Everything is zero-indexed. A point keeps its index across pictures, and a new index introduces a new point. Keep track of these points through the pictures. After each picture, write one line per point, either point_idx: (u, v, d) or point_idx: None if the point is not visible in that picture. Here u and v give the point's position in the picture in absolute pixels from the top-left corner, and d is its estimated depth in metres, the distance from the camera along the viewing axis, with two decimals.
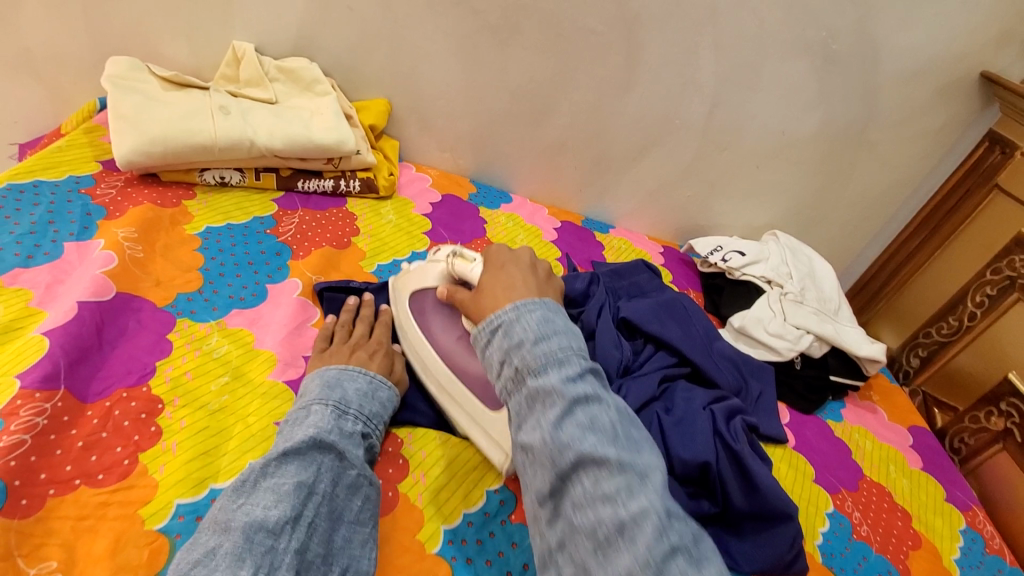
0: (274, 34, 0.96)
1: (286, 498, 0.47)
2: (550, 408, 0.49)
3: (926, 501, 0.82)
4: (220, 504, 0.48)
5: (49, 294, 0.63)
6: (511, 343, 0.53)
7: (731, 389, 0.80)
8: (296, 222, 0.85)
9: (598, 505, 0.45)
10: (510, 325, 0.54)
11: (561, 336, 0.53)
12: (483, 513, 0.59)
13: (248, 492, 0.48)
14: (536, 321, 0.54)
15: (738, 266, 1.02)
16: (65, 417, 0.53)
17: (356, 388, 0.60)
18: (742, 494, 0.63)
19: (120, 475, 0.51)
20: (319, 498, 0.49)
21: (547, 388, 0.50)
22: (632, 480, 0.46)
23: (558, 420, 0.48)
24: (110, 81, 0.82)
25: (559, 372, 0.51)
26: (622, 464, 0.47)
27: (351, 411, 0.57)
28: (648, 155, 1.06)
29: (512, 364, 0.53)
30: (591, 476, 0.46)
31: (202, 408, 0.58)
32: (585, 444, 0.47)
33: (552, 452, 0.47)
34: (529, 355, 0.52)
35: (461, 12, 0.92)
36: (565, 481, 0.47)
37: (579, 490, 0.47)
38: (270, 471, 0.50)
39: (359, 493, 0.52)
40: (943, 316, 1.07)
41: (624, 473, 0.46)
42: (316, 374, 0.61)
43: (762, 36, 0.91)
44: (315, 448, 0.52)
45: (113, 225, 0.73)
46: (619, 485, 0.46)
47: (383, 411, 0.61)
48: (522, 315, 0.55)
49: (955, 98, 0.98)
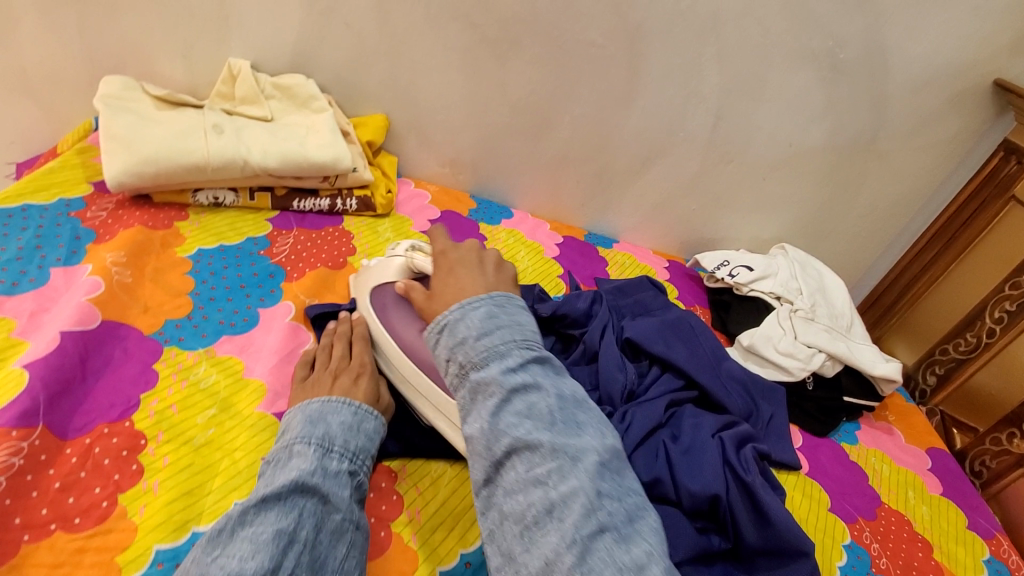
0: (270, 50, 0.94)
1: (263, 548, 0.44)
2: (489, 398, 0.49)
3: (949, 530, 0.78)
4: (193, 556, 0.45)
5: (33, 323, 0.61)
6: (456, 340, 0.53)
7: (741, 413, 0.77)
8: (290, 242, 0.84)
9: (529, 489, 0.46)
10: (455, 324, 0.54)
11: (505, 329, 0.53)
12: (481, 553, 0.56)
13: (224, 542, 0.45)
14: (480, 318, 0.54)
15: (746, 282, 0.98)
16: (43, 456, 0.51)
17: (340, 422, 0.57)
18: (755, 528, 0.60)
19: (98, 518, 0.49)
20: (300, 547, 0.46)
21: (486, 379, 0.50)
22: (564, 463, 0.46)
23: (495, 410, 0.48)
24: (102, 102, 0.80)
25: (499, 363, 0.51)
26: (556, 448, 0.47)
27: (336, 448, 0.54)
28: (652, 168, 1.04)
29: (455, 357, 0.52)
30: (525, 462, 0.47)
31: (186, 444, 0.56)
32: (521, 431, 0.48)
33: (489, 442, 0.48)
34: (470, 347, 0.52)
35: (458, 26, 0.90)
36: (499, 466, 0.48)
37: (512, 474, 0.47)
38: (249, 518, 0.46)
39: (343, 539, 0.49)
40: (959, 332, 1.03)
41: (558, 458, 0.46)
42: (299, 409, 0.58)
43: (767, 47, 0.88)
44: (297, 492, 0.49)
45: (102, 250, 0.71)
46: (550, 467, 0.46)
47: (370, 445, 0.57)
48: (467, 313, 0.54)
49: (968, 108, 0.95)
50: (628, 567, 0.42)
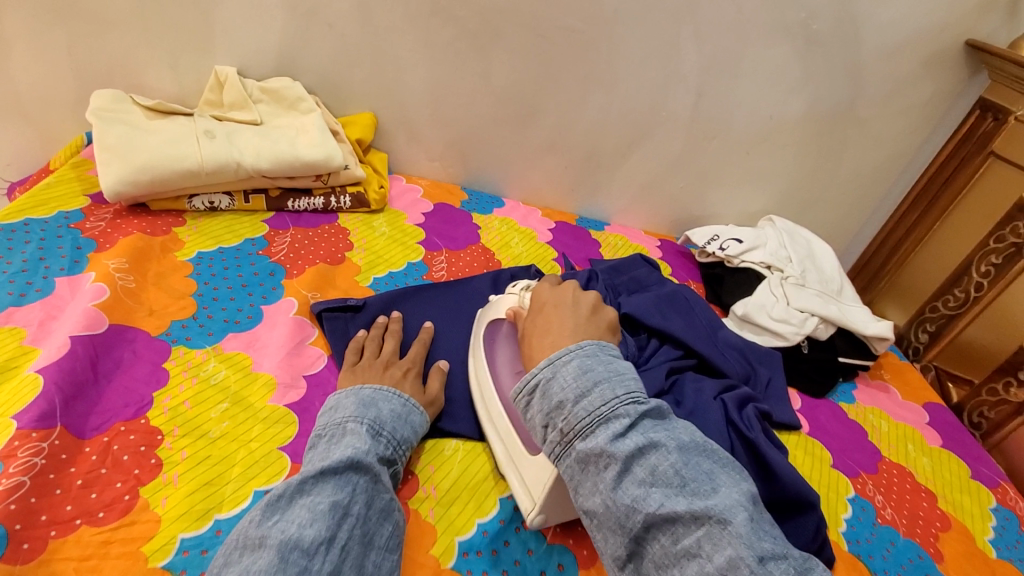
0: (256, 56, 0.96)
1: (322, 518, 0.46)
2: (606, 469, 0.47)
3: (950, 479, 0.80)
4: (250, 517, 0.46)
5: (42, 331, 0.62)
6: (552, 406, 0.51)
7: (740, 377, 0.79)
8: (288, 241, 0.85)
9: (682, 562, 0.43)
10: (546, 384, 0.52)
11: (603, 386, 0.50)
12: (497, 522, 0.58)
13: (283, 508, 0.46)
14: (574, 377, 0.51)
15: (736, 254, 1.00)
16: (63, 455, 0.52)
17: (390, 409, 0.59)
18: (760, 483, 0.62)
19: (121, 511, 0.50)
20: (353, 520, 0.47)
21: (596, 449, 0.48)
22: (711, 528, 0.43)
23: (617, 482, 0.46)
24: (95, 114, 0.81)
25: (607, 431, 0.48)
26: (695, 514, 0.44)
27: (385, 432, 0.56)
28: (638, 150, 1.06)
29: (555, 424, 0.51)
30: (667, 533, 0.44)
31: (203, 437, 0.57)
32: (653, 502, 0.45)
33: (620, 518, 0.45)
34: (571, 413, 0.50)
35: (440, 21, 0.92)
36: (639, 542, 0.45)
37: (657, 548, 0.44)
38: (307, 488, 0.48)
39: (390, 518, 0.50)
40: (948, 289, 1.06)
41: (701, 523, 0.43)
42: (351, 392, 0.60)
43: (742, 22, 0.90)
44: (352, 469, 0.50)
45: (104, 258, 0.72)
46: (699, 536, 0.43)
47: (414, 437, 0.59)
48: (558, 370, 0.53)
49: (941, 70, 0.97)
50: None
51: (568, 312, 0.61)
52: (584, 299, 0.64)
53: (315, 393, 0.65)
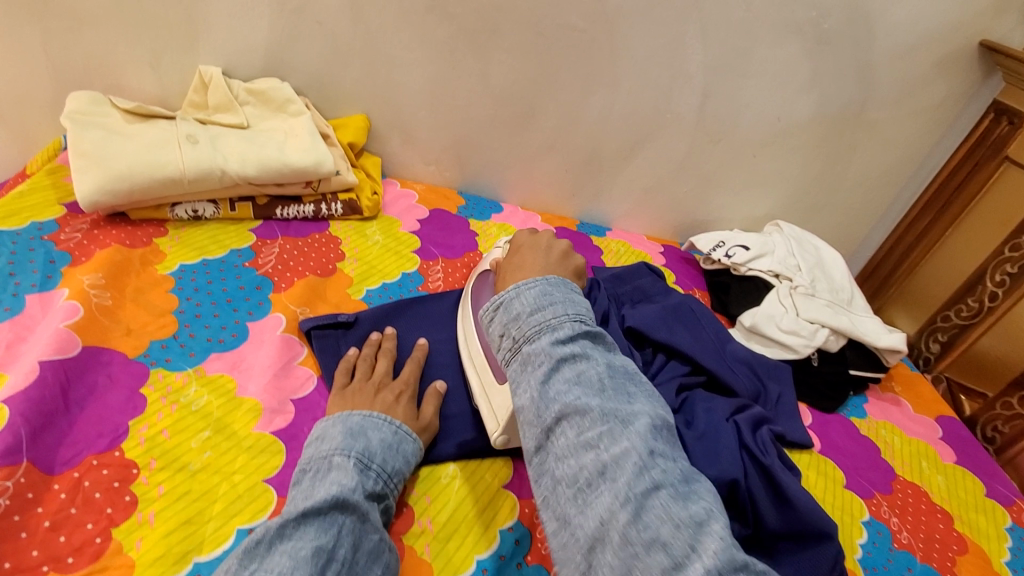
0: (242, 55, 0.91)
1: (303, 566, 0.42)
2: (538, 368, 0.49)
3: (966, 498, 0.78)
4: (225, 567, 0.42)
5: (10, 354, 0.58)
6: (509, 317, 0.54)
7: (749, 394, 0.76)
8: (276, 251, 0.81)
9: (580, 452, 0.45)
10: (509, 301, 0.54)
11: (558, 306, 0.53)
12: (498, 557, 0.55)
13: (261, 556, 0.43)
14: (534, 296, 0.54)
15: (743, 261, 0.97)
16: (29, 494, 0.48)
17: (381, 438, 0.55)
18: (776, 513, 0.59)
19: (92, 556, 0.46)
20: (338, 566, 0.44)
21: (537, 351, 0.50)
22: (614, 426, 0.45)
23: (545, 378, 0.48)
24: (69, 118, 0.77)
25: (549, 337, 0.51)
26: (605, 412, 0.46)
27: (374, 466, 0.52)
28: (641, 153, 1.02)
29: (509, 332, 0.53)
30: (575, 427, 0.46)
31: (182, 470, 0.53)
32: (570, 397, 0.47)
33: (538, 409, 0.47)
34: (524, 322, 0.52)
35: (435, 18, 0.87)
36: (550, 434, 0.47)
37: (563, 440, 0.46)
38: (288, 532, 0.45)
39: (379, 560, 0.47)
40: (960, 298, 1.03)
41: (607, 421, 0.45)
42: (339, 420, 0.56)
43: (751, 21, 0.87)
44: (337, 509, 0.47)
45: (78, 272, 0.68)
46: (602, 430, 0.45)
47: (407, 467, 0.56)
48: (522, 291, 0.55)
49: (955, 71, 0.94)
50: (684, 522, 0.40)
51: (541, 254, 0.63)
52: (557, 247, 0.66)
53: (304, 418, 0.61)
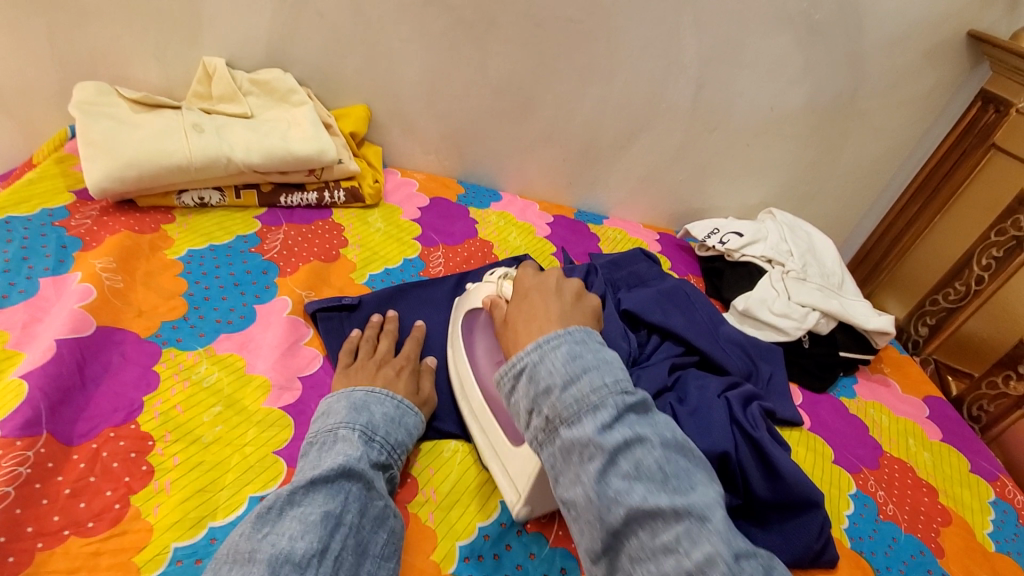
0: (245, 46, 0.93)
1: (313, 529, 0.45)
2: (589, 460, 0.43)
3: (951, 474, 0.80)
4: (240, 531, 0.45)
5: (27, 334, 0.60)
6: (538, 390, 0.47)
7: (741, 373, 0.78)
8: (281, 238, 0.83)
9: (659, 557, 0.40)
10: (535, 368, 0.48)
11: (592, 373, 0.46)
12: (499, 525, 0.57)
13: (273, 520, 0.45)
14: (562, 360, 0.47)
15: (737, 248, 0.99)
16: (49, 464, 0.50)
17: (383, 412, 0.57)
18: (765, 483, 0.61)
19: (112, 521, 0.48)
20: (346, 530, 0.47)
21: (583, 439, 0.44)
22: (692, 525, 0.40)
23: (601, 474, 0.42)
24: (78, 108, 0.79)
25: (593, 419, 0.44)
26: (677, 510, 0.41)
27: (378, 437, 0.54)
28: (637, 141, 1.04)
29: (541, 411, 0.46)
30: (647, 528, 0.41)
31: (196, 442, 0.55)
32: (635, 496, 0.42)
33: (600, 510, 0.42)
34: (558, 400, 0.45)
35: (434, 10, 0.89)
36: (618, 536, 0.42)
37: (636, 542, 0.41)
38: (297, 498, 0.47)
39: (384, 525, 0.49)
40: (949, 282, 1.06)
41: (682, 519, 0.41)
42: (343, 395, 0.58)
43: (743, 11, 0.88)
44: (343, 477, 0.49)
45: (90, 257, 0.70)
46: (678, 532, 0.40)
47: (409, 439, 0.58)
48: (545, 353, 0.48)
49: (943, 60, 0.96)
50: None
51: (553, 298, 0.56)
52: (569, 286, 0.59)
53: (311, 395, 0.63)
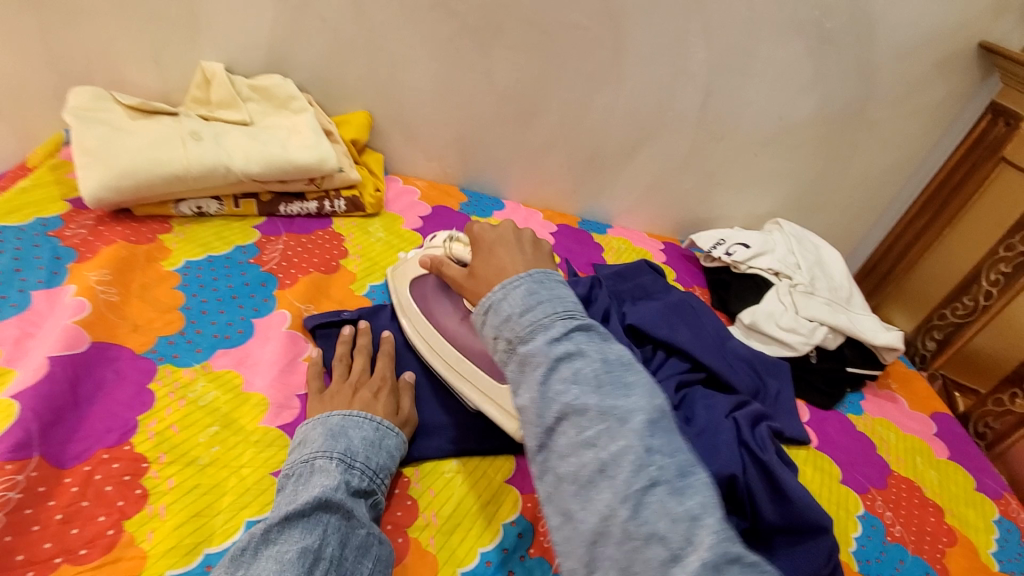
0: (245, 51, 0.91)
1: (290, 567, 0.42)
2: (532, 367, 0.44)
3: (957, 492, 0.79)
4: None
5: (19, 349, 0.59)
6: (500, 319, 0.47)
7: (749, 391, 0.77)
8: (280, 248, 0.81)
9: (580, 451, 0.40)
10: (497, 302, 0.48)
11: (549, 302, 0.47)
12: (501, 550, 0.56)
13: (248, 562, 0.43)
14: (521, 294, 0.47)
15: (744, 259, 0.98)
16: (41, 488, 0.49)
17: (362, 437, 0.55)
18: (773, 507, 0.60)
19: (104, 548, 0.47)
20: (327, 564, 0.44)
21: (531, 351, 0.44)
22: (614, 425, 0.40)
23: (540, 379, 0.43)
24: (73, 114, 0.77)
25: (542, 333, 0.45)
26: (604, 411, 0.41)
27: (358, 464, 0.52)
28: (643, 150, 1.02)
29: (499, 333, 0.47)
30: (574, 426, 0.41)
31: (191, 464, 0.54)
32: (569, 396, 0.42)
33: (538, 409, 0.42)
34: (515, 322, 0.46)
35: (438, 16, 0.88)
36: (550, 434, 0.42)
37: (563, 439, 0.41)
38: (272, 537, 0.45)
39: (369, 554, 0.47)
40: (956, 297, 1.04)
41: (607, 419, 0.41)
42: (319, 422, 0.56)
43: (753, 20, 0.87)
44: (320, 509, 0.47)
45: (85, 269, 0.68)
46: (600, 429, 0.40)
47: (391, 462, 0.56)
48: (509, 290, 0.48)
49: (954, 71, 0.94)
50: (685, 519, 0.37)
51: (515, 249, 0.55)
52: (528, 233, 0.59)
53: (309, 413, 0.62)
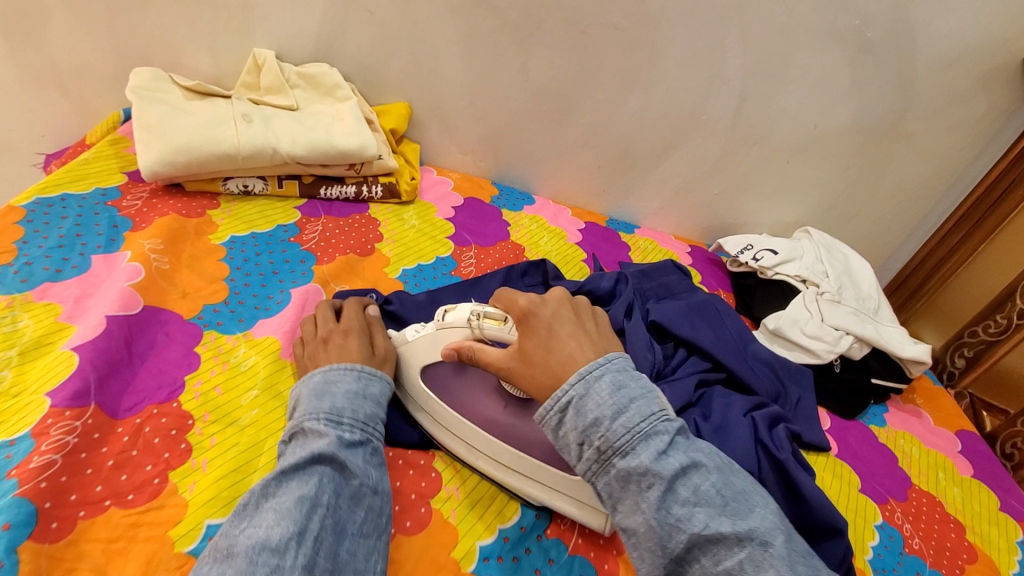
0: (294, 39, 0.95)
1: (288, 514, 0.44)
2: (649, 490, 0.45)
3: (979, 511, 0.78)
4: (221, 532, 0.45)
5: (78, 307, 0.63)
6: (587, 423, 0.47)
7: (769, 394, 0.77)
8: (319, 229, 0.85)
9: None
10: (580, 402, 0.48)
11: (639, 402, 0.48)
12: (519, 528, 0.57)
13: (250, 516, 0.45)
14: (609, 393, 0.48)
15: (771, 265, 0.98)
16: (95, 435, 0.52)
17: (345, 390, 0.56)
18: (786, 505, 0.61)
19: (151, 495, 0.50)
20: (324, 510, 0.46)
21: (641, 469, 0.45)
22: (754, 551, 0.42)
23: (662, 504, 0.44)
24: (135, 92, 0.82)
25: (648, 449, 0.46)
26: (739, 536, 0.43)
27: (346, 418, 0.53)
28: (674, 152, 1.03)
29: (592, 444, 0.47)
30: (709, 554, 0.43)
31: (232, 423, 0.57)
32: (696, 522, 0.44)
33: (662, 538, 0.44)
34: (610, 432, 0.46)
35: (480, 12, 0.90)
36: (680, 560, 0.44)
37: (699, 567, 0.44)
38: (271, 491, 0.47)
39: (361, 503, 0.49)
40: (988, 314, 1.03)
41: (743, 544, 0.43)
42: (303, 385, 0.57)
43: (793, 27, 0.87)
44: (313, 462, 0.48)
45: (139, 237, 0.72)
46: (740, 558, 0.42)
47: (378, 411, 0.57)
48: (591, 388, 0.48)
49: (997, 86, 0.93)
50: None
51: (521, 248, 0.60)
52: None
53: None
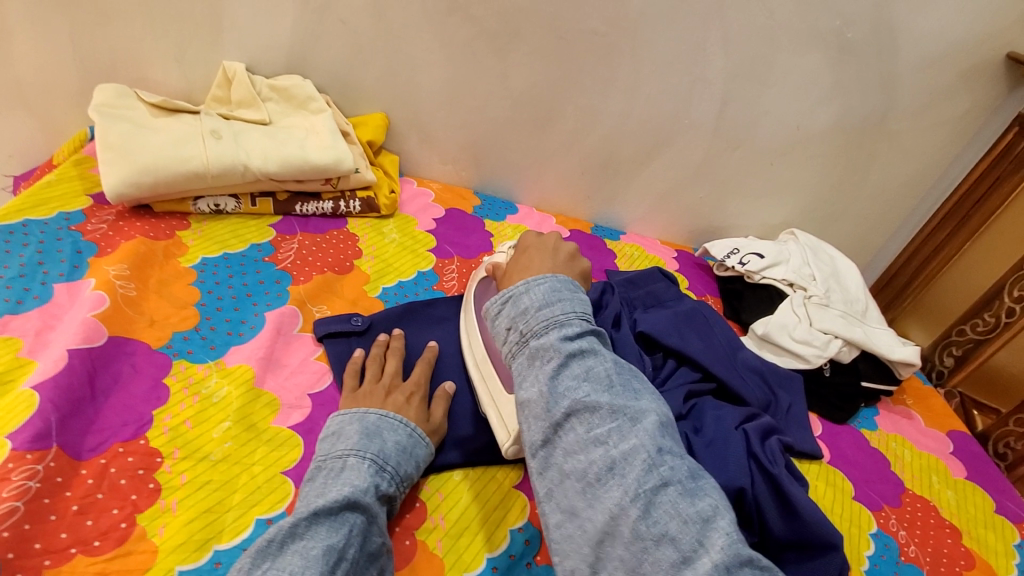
0: (266, 51, 0.92)
1: (314, 564, 0.44)
2: (547, 364, 0.52)
3: (975, 514, 0.77)
4: (240, 564, 0.44)
5: (40, 341, 0.60)
6: (518, 312, 0.57)
7: (760, 403, 0.76)
8: (295, 247, 0.82)
9: (590, 449, 0.47)
10: (518, 296, 0.58)
11: (565, 303, 0.57)
12: (508, 556, 0.55)
13: (274, 554, 0.44)
14: (543, 292, 0.57)
15: (757, 270, 0.97)
16: (58, 478, 0.50)
17: (395, 441, 0.56)
18: (782, 521, 0.59)
19: (117, 540, 0.48)
20: (348, 565, 0.45)
21: (544, 346, 0.53)
22: (623, 424, 0.48)
23: (554, 374, 0.51)
24: (97, 110, 0.78)
25: (559, 333, 0.54)
26: (614, 410, 0.49)
27: (387, 468, 0.53)
28: (658, 157, 1.02)
29: (516, 326, 0.56)
30: (584, 422, 0.49)
31: (204, 460, 0.54)
32: (581, 393, 0.50)
33: (548, 403, 0.50)
34: (532, 317, 0.56)
35: (457, 20, 0.88)
36: (558, 429, 0.49)
37: (572, 435, 0.49)
38: (299, 531, 0.46)
39: (376, 563, 0.48)
40: (976, 312, 1.03)
41: (616, 418, 0.48)
42: (355, 418, 0.57)
43: (774, 29, 0.86)
44: (348, 509, 0.48)
45: (104, 263, 0.69)
46: (610, 427, 0.48)
47: (417, 472, 0.56)
48: (530, 287, 0.58)
49: (980, 83, 0.93)
50: (695, 518, 0.43)
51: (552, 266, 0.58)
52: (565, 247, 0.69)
53: (320, 412, 0.62)
